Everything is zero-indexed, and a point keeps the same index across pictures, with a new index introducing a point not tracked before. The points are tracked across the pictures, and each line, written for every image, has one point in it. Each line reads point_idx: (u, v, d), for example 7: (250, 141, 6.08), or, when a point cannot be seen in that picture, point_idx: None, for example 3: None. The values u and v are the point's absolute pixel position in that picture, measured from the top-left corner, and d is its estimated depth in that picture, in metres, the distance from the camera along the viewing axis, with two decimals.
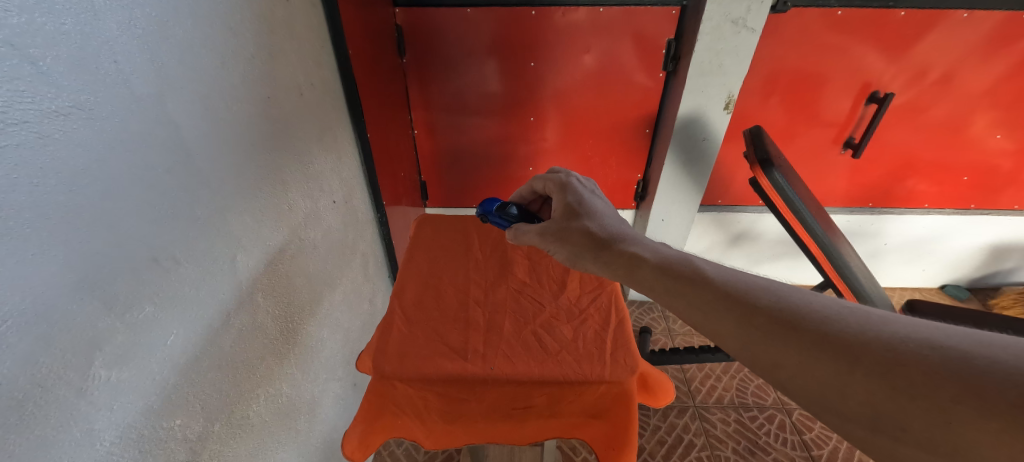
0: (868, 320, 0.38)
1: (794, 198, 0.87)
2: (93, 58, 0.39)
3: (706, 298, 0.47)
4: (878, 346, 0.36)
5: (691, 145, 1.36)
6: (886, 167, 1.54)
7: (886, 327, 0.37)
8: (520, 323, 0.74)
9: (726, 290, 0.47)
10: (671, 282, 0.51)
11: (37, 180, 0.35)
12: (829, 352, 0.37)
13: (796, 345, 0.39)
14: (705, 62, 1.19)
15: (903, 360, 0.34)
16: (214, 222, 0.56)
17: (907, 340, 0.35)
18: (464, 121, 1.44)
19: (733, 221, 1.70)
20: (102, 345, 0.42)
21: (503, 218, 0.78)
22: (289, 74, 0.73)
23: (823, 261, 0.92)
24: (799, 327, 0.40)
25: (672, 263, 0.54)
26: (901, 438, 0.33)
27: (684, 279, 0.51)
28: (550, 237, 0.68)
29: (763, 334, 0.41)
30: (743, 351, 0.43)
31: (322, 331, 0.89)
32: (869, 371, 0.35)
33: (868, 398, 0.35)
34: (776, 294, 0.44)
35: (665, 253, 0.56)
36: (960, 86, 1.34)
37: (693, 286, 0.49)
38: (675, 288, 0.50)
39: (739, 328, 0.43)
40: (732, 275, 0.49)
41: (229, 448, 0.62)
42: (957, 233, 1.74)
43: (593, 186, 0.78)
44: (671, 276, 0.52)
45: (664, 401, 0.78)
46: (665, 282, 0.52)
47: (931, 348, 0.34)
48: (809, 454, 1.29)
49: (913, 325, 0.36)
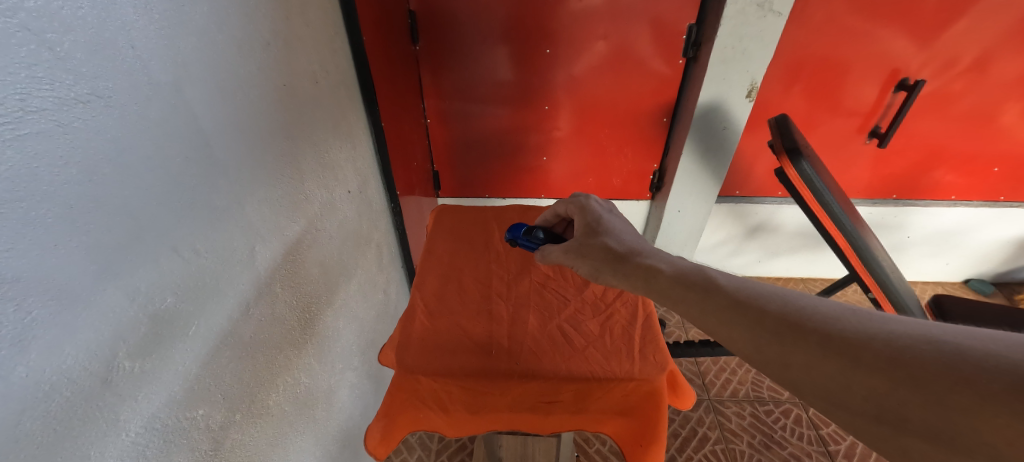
0: (870, 321, 0.38)
1: (822, 188, 0.84)
2: (111, 44, 0.38)
3: (719, 303, 0.46)
4: (877, 343, 0.35)
5: (711, 134, 1.32)
6: (912, 157, 1.49)
7: (883, 327, 0.36)
8: (545, 318, 0.73)
9: (740, 297, 0.46)
10: (688, 293, 0.50)
11: (58, 170, 0.34)
12: (833, 349, 0.37)
13: (804, 346, 0.39)
14: (728, 48, 1.15)
15: (901, 356, 0.34)
16: (231, 211, 0.55)
17: (902, 337, 0.35)
18: (477, 110, 1.42)
19: (751, 213, 1.66)
20: (125, 336, 0.41)
21: (530, 242, 0.75)
22: (303, 62, 0.72)
23: (851, 256, 0.89)
24: (802, 328, 0.40)
25: (688, 273, 0.52)
26: (903, 428, 0.33)
27: (700, 287, 0.49)
28: (572, 254, 0.66)
29: (772, 336, 0.41)
30: (755, 355, 0.42)
31: (338, 322, 0.88)
32: (870, 367, 0.35)
33: (870, 391, 0.34)
34: (784, 299, 0.43)
35: (681, 264, 0.54)
36: (995, 73, 1.28)
37: (708, 294, 0.48)
38: (691, 298, 0.49)
39: (749, 331, 0.43)
40: (745, 283, 0.48)
41: (250, 438, 0.62)
42: (985, 226, 1.68)
43: (612, 207, 0.77)
44: (686, 285, 0.51)
45: (688, 402, 0.78)
46: (682, 291, 0.50)
47: (928, 344, 0.34)
48: (827, 450, 1.27)
49: (911, 322, 0.36)
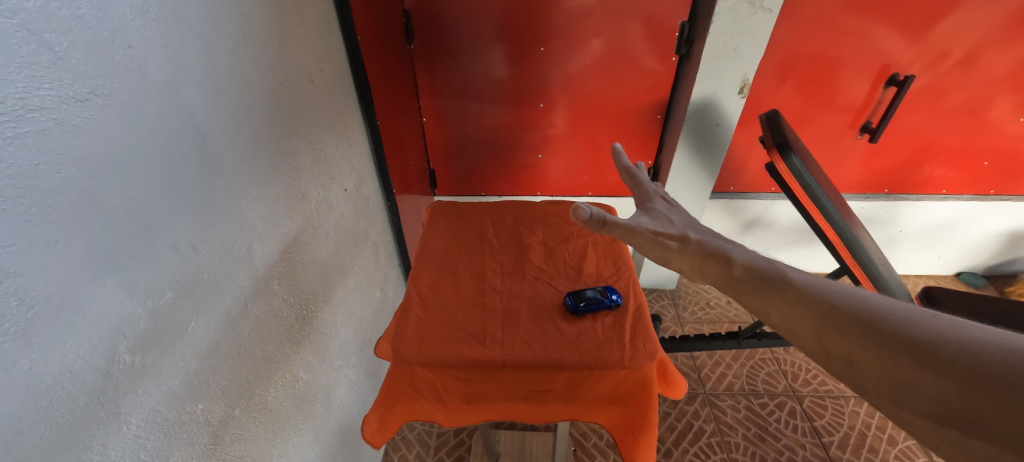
0: (947, 325, 0.36)
1: (812, 183, 0.85)
2: (108, 43, 0.39)
3: (787, 296, 0.47)
4: (952, 347, 0.34)
5: (704, 131, 1.33)
6: (903, 152, 1.51)
7: (965, 332, 0.35)
8: (538, 310, 0.73)
9: (810, 291, 0.46)
10: (758, 283, 0.50)
11: (58, 168, 0.35)
12: (902, 349, 0.36)
13: (872, 343, 0.39)
14: (720, 45, 1.16)
15: (977, 361, 0.33)
16: (228, 208, 0.56)
17: (980, 344, 0.34)
18: (472, 108, 1.42)
19: (745, 208, 1.67)
20: (126, 331, 0.42)
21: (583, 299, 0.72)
22: (299, 61, 0.73)
23: (841, 248, 0.90)
24: (873, 327, 0.39)
25: (759, 265, 0.52)
26: (968, 430, 0.32)
27: (769, 279, 0.50)
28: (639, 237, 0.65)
29: (838, 329, 0.41)
30: (819, 347, 0.42)
31: (336, 319, 0.89)
32: (941, 369, 0.34)
33: (938, 392, 0.33)
34: (855, 297, 0.43)
35: (753, 257, 0.54)
36: (983, 68, 1.30)
37: (777, 286, 0.49)
38: (760, 288, 0.50)
39: (816, 326, 0.43)
40: (817, 281, 0.48)
41: (250, 432, 0.62)
42: (975, 219, 1.70)
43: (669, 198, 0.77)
44: (757, 277, 0.51)
45: (679, 390, 0.79)
46: (754, 282, 0.51)
47: (1007, 351, 0.32)
48: (821, 441, 1.28)
49: (994, 331, 0.35)
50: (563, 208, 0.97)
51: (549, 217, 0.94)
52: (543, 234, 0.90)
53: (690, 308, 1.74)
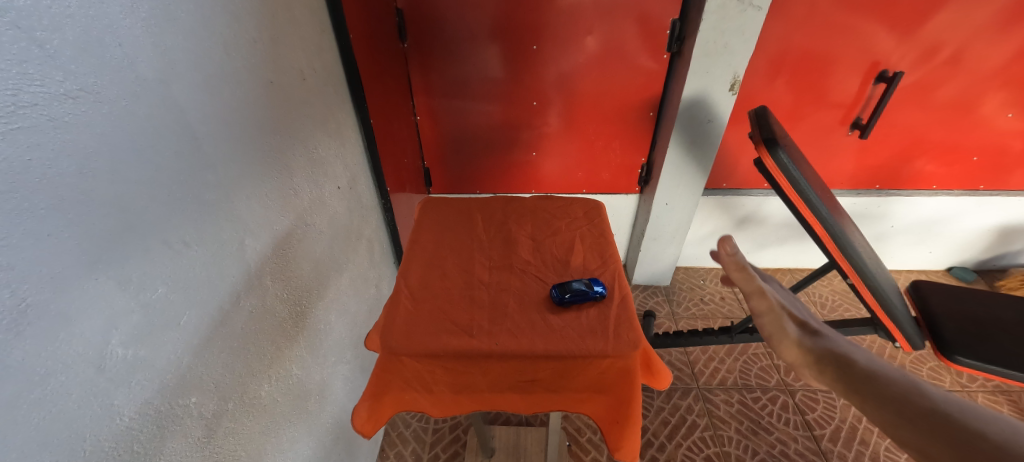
0: None
1: (799, 177, 0.86)
2: (99, 41, 0.39)
3: (893, 394, 0.40)
4: None
5: (696, 127, 1.34)
6: (894, 148, 1.52)
7: None
8: (524, 302, 0.74)
9: (925, 399, 0.38)
10: (867, 382, 0.43)
11: (49, 163, 0.35)
12: None
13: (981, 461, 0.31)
14: (710, 43, 1.17)
15: None
16: (220, 204, 0.56)
17: None
18: (466, 106, 1.43)
19: (738, 205, 1.69)
20: (118, 324, 0.43)
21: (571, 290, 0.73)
22: (291, 59, 0.73)
23: (828, 242, 0.91)
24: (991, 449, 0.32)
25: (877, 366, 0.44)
26: None
27: (883, 380, 0.42)
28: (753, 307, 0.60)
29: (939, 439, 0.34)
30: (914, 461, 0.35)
31: (330, 315, 0.90)
32: None
33: None
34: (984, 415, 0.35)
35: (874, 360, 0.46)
36: (971, 64, 1.31)
37: (886, 387, 0.41)
38: (869, 385, 0.42)
39: (918, 434, 0.36)
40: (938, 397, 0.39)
41: (244, 426, 0.63)
42: (966, 214, 1.71)
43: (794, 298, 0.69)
44: (870, 375, 0.43)
45: (663, 379, 0.80)
46: (863, 380, 0.43)
47: None
48: (813, 434, 1.30)
49: None
50: (552, 203, 0.98)
51: (538, 212, 0.95)
52: (531, 228, 0.91)
53: (684, 304, 1.75)
